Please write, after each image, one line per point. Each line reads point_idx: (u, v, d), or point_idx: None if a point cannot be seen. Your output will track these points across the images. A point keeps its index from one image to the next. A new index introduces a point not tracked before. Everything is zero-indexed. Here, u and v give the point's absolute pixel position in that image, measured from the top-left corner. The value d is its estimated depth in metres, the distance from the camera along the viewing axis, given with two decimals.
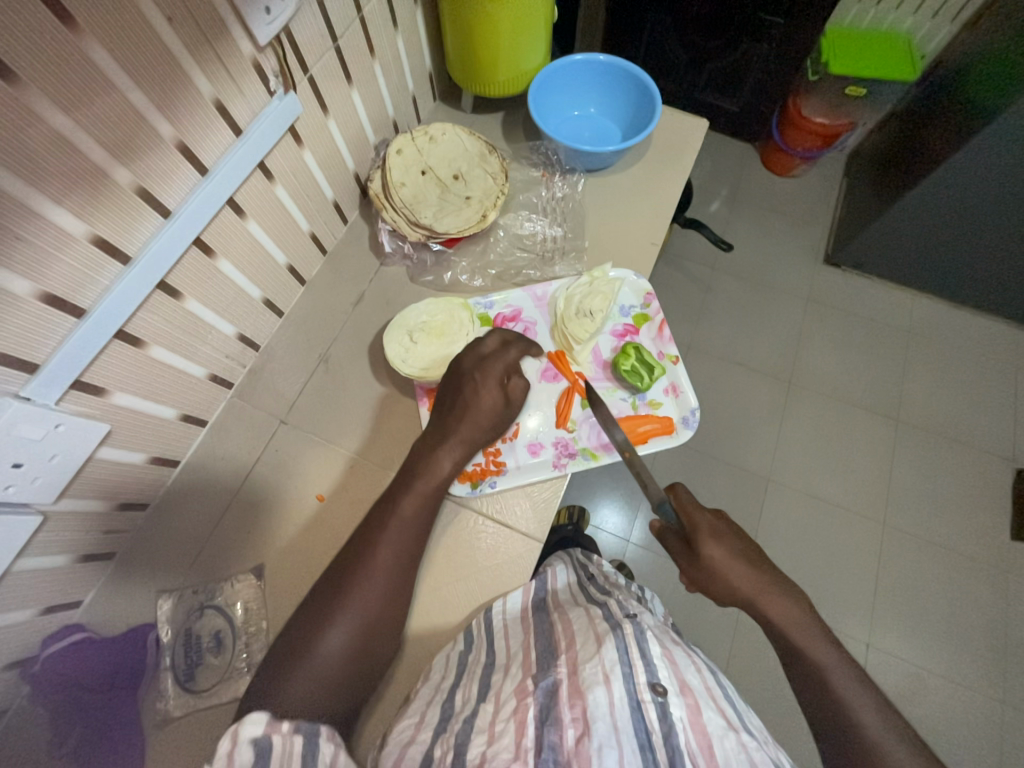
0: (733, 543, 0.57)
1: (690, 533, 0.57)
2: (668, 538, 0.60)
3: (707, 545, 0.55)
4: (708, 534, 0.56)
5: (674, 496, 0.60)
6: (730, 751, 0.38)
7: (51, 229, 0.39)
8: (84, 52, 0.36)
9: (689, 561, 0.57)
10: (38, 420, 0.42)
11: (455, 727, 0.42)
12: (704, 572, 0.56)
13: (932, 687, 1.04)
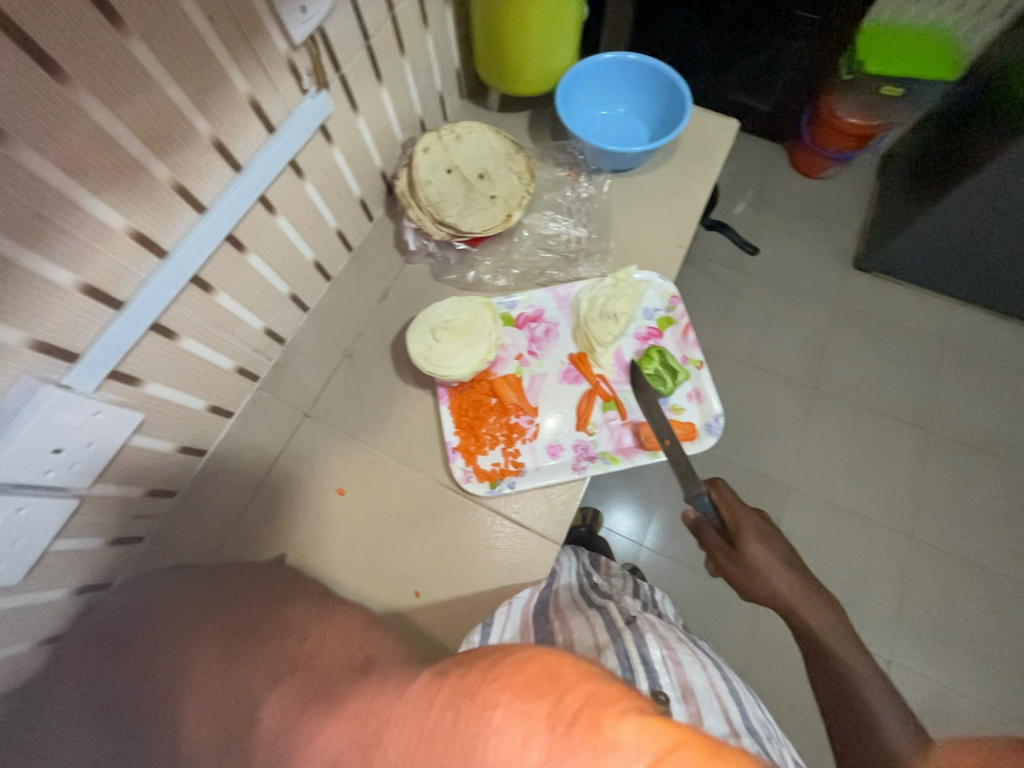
0: (780, 547, 0.57)
1: (734, 531, 0.57)
2: (706, 532, 0.60)
3: (753, 544, 0.56)
4: (755, 534, 0.57)
5: (715, 491, 0.60)
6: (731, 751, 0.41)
7: (94, 223, 0.40)
8: (128, 50, 0.37)
9: (731, 558, 0.57)
10: (78, 407, 0.44)
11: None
12: (745, 570, 0.56)
13: (956, 707, 1.01)
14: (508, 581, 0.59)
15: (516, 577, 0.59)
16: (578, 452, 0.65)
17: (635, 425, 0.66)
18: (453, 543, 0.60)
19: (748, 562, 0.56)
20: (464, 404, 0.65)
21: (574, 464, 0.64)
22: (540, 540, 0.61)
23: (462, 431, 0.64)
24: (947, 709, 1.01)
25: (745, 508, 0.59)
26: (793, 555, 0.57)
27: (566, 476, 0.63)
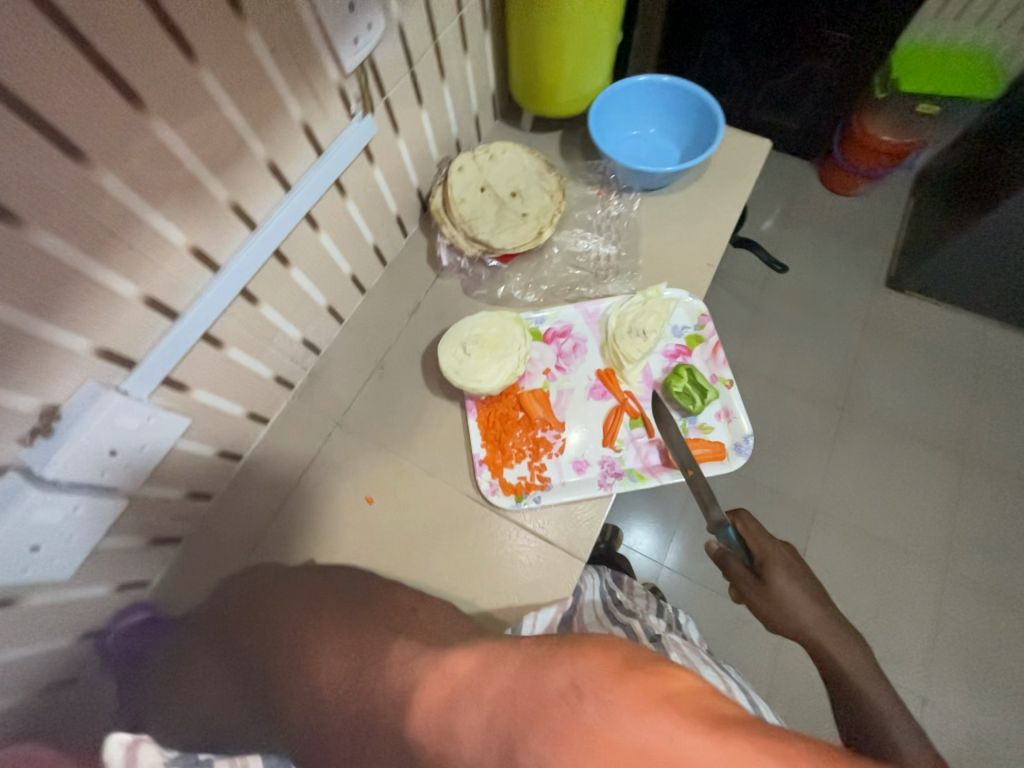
0: (807, 584, 0.56)
1: (761, 563, 0.57)
2: (730, 563, 0.60)
3: (779, 577, 0.55)
4: (782, 567, 0.57)
5: (740, 523, 0.60)
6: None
7: (158, 239, 0.43)
8: (198, 81, 0.40)
9: (756, 589, 0.57)
10: (134, 411, 0.46)
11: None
12: (771, 601, 0.55)
13: (997, 753, 0.95)
14: (533, 597, 0.59)
15: (540, 593, 0.59)
16: (604, 469, 0.65)
17: (663, 443, 0.65)
18: (478, 556, 0.61)
19: (774, 594, 0.55)
20: (491, 417, 0.66)
21: (601, 481, 0.64)
22: (565, 556, 0.60)
23: (489, 444, 0.64)
24: (987, 753, 0.95)
25: (772, 541, 0.59)
26: (821, 595, 0.56)
27: (593, 492, 0.63)
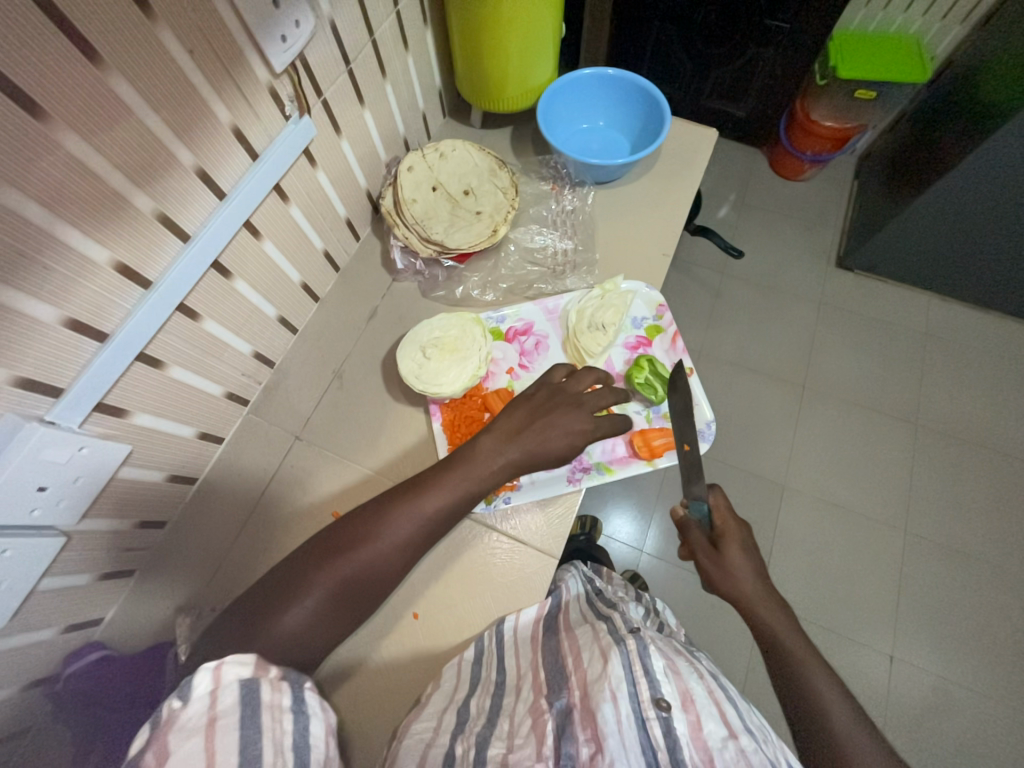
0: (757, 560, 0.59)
1: (723, 537, 0.59)
2: (690, 530, 0.61)
3: (734, 549, 0.58)
4: (738, 541, 0.59)
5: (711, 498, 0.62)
6: (728, 761, 0.38)
7: (76, 257, 0.40)
8: (108, 85, 0.37)
9: (709, 557, 0.59)
10: (62, 443, 0.43)
11: (474, 728, 0.45)
12: (721, 570, 0.57)
13: (960, 702, 1.01)
14: (508, 597, 0.58)
15: (515, 593, 0.58)
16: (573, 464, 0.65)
17: (629, 435, 0.66)
18: (450, 561, 0.60)
19: (725, 564, 0.58)
20: (456, 421, 0.65)
21: (570, 477, 0.64)
22: (538, 554, 0.60)
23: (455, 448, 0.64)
24: (950, 702, 1.01)
25: (736, 520, 0.61)
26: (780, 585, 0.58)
27: (562, 489, 0.63)
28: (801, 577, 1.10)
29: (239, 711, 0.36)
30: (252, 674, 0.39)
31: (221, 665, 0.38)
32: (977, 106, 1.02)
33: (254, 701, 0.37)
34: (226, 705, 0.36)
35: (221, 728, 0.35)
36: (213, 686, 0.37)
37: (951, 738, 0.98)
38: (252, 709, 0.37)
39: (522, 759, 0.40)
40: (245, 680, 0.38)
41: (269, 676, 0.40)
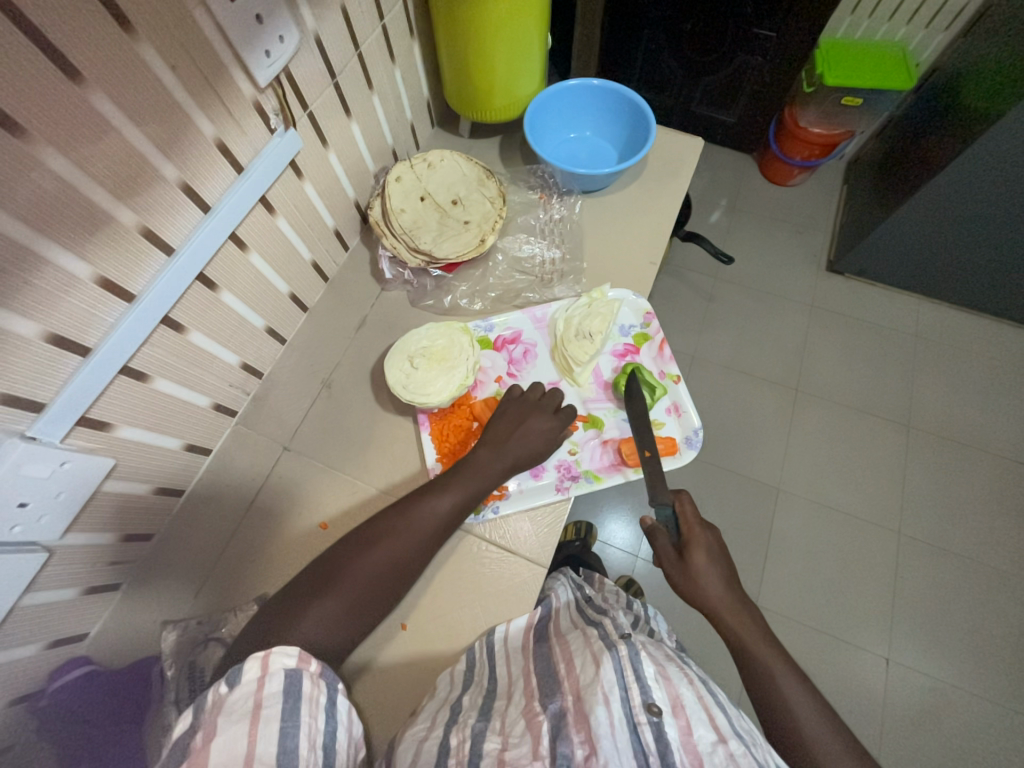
0: (725, 568, 0.59)
1: (688, 544, 0.59)
2: (658, 539, 0.61)
3: (698, 555, 0.58)
4: (703, 546, 0.59)
5: (678, 503, 0.62)
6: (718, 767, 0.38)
7: (58, 273, 0.40)
8: (89, 102, 0.38)
9: (675, 564, 0.59)
10: (43, 458, 0.43)
11: (468, 721, 0.45)
12: (686, 577, 0.58)
13: (956, 704, 1.00)
14: (497, 607, 0.58)
15: (504, 602, 0.58)
16: (561, 473, 0.65)
17: (617, 443, 0.67)
18: (439, 571, 0.60)
19: (691, 571, 0.58)
20: (445, 430, 0.65)
21: (558, 486, 0.64)
22: (527, 563, 0.60)
23: (443, 458, 0.64)
24: (947, 706, 1.00)
25: (703, 526, 0.61)
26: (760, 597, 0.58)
27: (551, 498, 0.63)
28: (796, 580, 1.10)
29: (279, 703, 0.38)
30: (299, 665, 0.40)
31: (270, 653, 0.40)
32: (962, 112, 1.03)
33: (294, 693, 0.39)
34: (271, 692, 0.38)
35: (263, 718, 0.36)
36: (260, 674, 0.38)
37: (949, 741, 0.98)
38: (292, 703, 0.38)
39: (519, 757, 0.40)
40: (290, 670, 0.40)
41: (310, 669, 0.41)
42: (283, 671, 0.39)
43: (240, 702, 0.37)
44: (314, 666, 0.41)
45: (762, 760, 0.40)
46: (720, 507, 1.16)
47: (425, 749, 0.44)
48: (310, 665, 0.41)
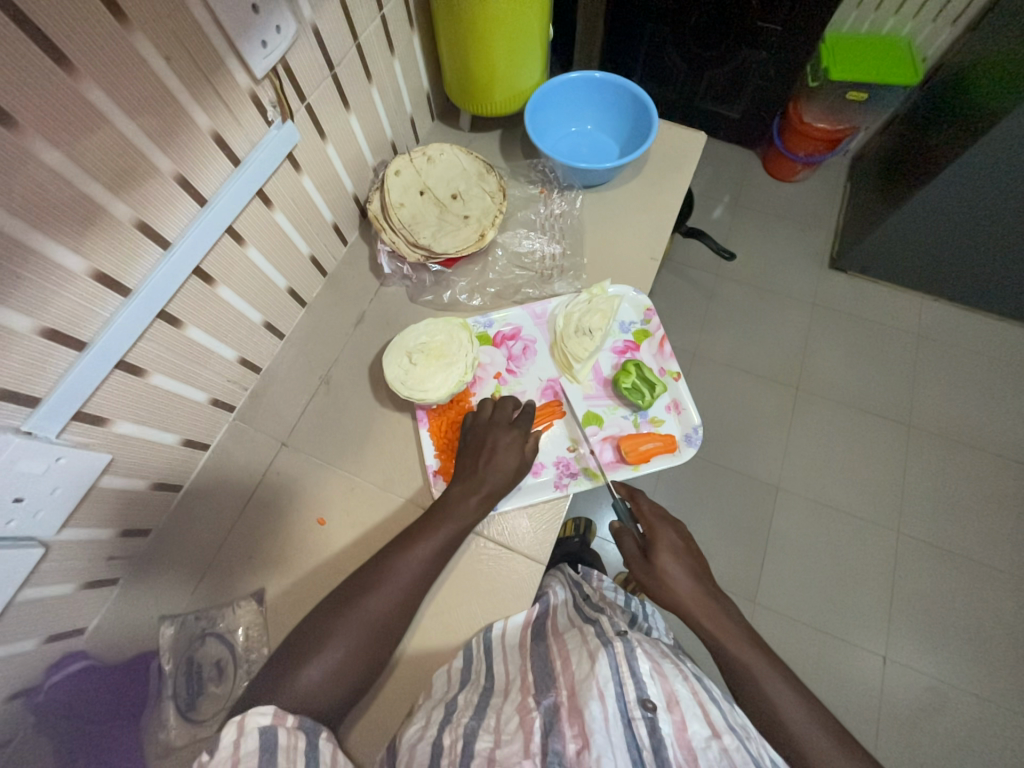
0: (691, 563, 0.59)
1: (649, 543, 0.59)
2: (625, 540, 0.62)
3: (665, 557, 0.58)
4: (668, 548, 0.59)
5: (634, 502, 0.63)
6: (712, 762, 0.38)
7: (52, 267, 0.40)
8: (81, 93, 0.37)
9: (643, 567, 0.59)
10: (40, 453, 0.43)
11: (461, 719, 0.45)
12: (656, 581, 0.57)
13: (953, 701, 1.01)
14: (494, 603, 0.58)
15: (502, 599, 0.58)
16: (560, 470, 0.65)
17: (616, 440, 0.66)
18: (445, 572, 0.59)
19: (659, 574, 0.57)
20: (443, 427, 0.65)
21: (557, 483, 0.64)
22: (525, 560, 0.60)
23: (442, 454, 0.64)
24: (944, 703, 1.01)
25: (664, 522, 0.61)
26: None
27: (550, 494, 0.63)
28: (794, 578, 1.10)
29: (256, 759, 0.38)
30: (273, 722, 0.41)
31: (245, 714, 0.40)
32: (970, 107, 1.02)
33: (270, 748, 0.39)
34: (248, 751, 0.38)
35: None
36: (236, 735, 0.39)
37: (945, 737, 0.98)
38: (270, 756, 0.38)
39: (509, 755, 0.39)
40: (265, 727, 0.40)
41: (287, 724, 0.42)
42: (258, 729, 0.40)
43: (218, 763, 0.37)
44: (290, 721, 0.42)
45: (756, 754, 0.40)
46: (720, 505, 1.16)
47: (417, 751, 0.44)
48: (286, 720, 0.42)
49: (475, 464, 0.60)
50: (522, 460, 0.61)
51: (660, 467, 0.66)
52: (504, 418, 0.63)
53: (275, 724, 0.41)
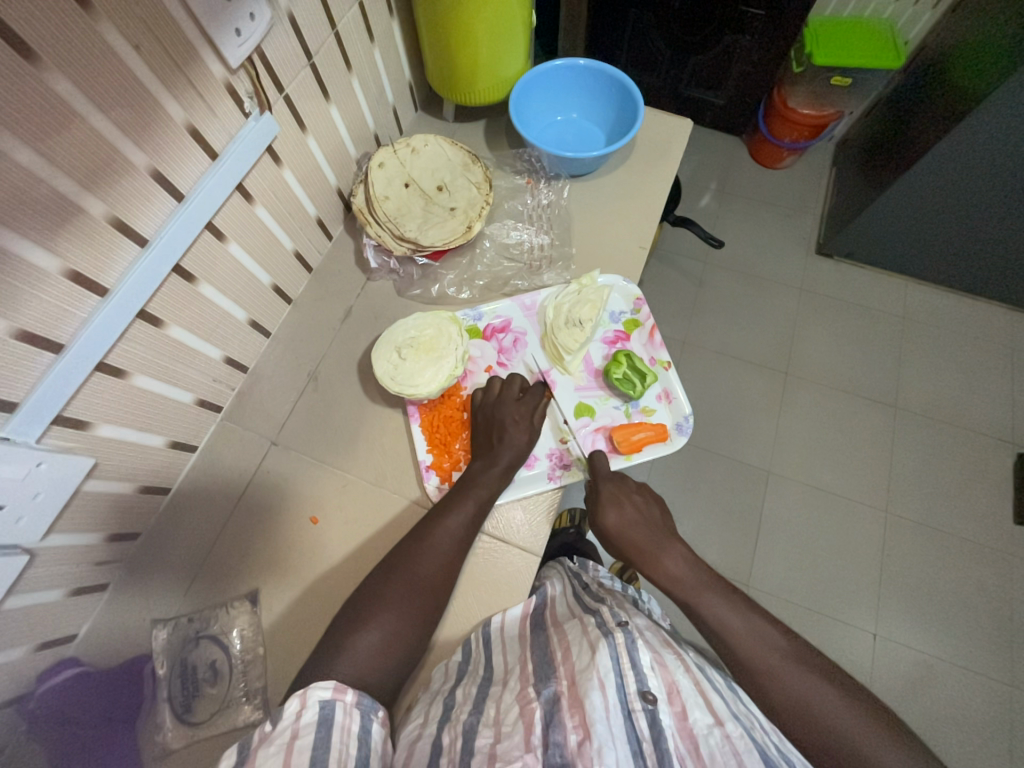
0: (637, 514, 0.62)
1: (595, 499, 0.62)
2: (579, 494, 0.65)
3: (607, 512, 0.61)
4: (610, 502, 0.61)
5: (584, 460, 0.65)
6: (714, 748, 0.39)
7: (25, 268, 0.38)
8: (48, 85, 0.36)
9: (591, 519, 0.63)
10: (19, 458, 0.42)
11: (460, 717, 0.44)
12: (600, 529, 0.62)
13: (941, 676, 1.03)
14: (489, 596, 0.58)
15: (497, 592, 0.58)
16: (553, 462, 0.65)
17: (608, 430, 0.67)
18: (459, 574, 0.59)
19: (603, 526, 0.61)
20: (435, 422, 0.65)
21: (551, 474, 0.64)
22: (520, 553, 0.60)
23: (435, 449, 0.64)
24: (932, 677, 1.03)
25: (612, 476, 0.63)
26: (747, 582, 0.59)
27: (544, 486, 0.63)
28: (787, 561, 1.12)
29: (314, 733, 0.38)
30: (334, 696, 0.41)
31: (308, 687, 0.40)
32: (952, 90, 1.03)
33: (329, 724, 0.39)
34: (308, 723, 0.38)
35: (296, 750, 0.36)
36: (298, 708, 0.39)
37: (934, 711, 1.01)
38: (326, 733, 0.38)
39: (510, 749, 0.39)
40: (326, 701, 0.40)
41: (346, 700, 0.41)
42: (319, 703, 0.40)
43: (279, 734, 0.37)
44: (348, 697, 0.41)
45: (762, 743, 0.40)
46: (712, 491, 1.17)
47: (415, 752, 0.43)
48: (345, 695, 0.41)
49: (485, 448, 0.61)
50: (532, 432, 0.62)
51: (652, 456, 0.66)
52: (510, 395, 0.65)
53: (335, 699, 0.41)
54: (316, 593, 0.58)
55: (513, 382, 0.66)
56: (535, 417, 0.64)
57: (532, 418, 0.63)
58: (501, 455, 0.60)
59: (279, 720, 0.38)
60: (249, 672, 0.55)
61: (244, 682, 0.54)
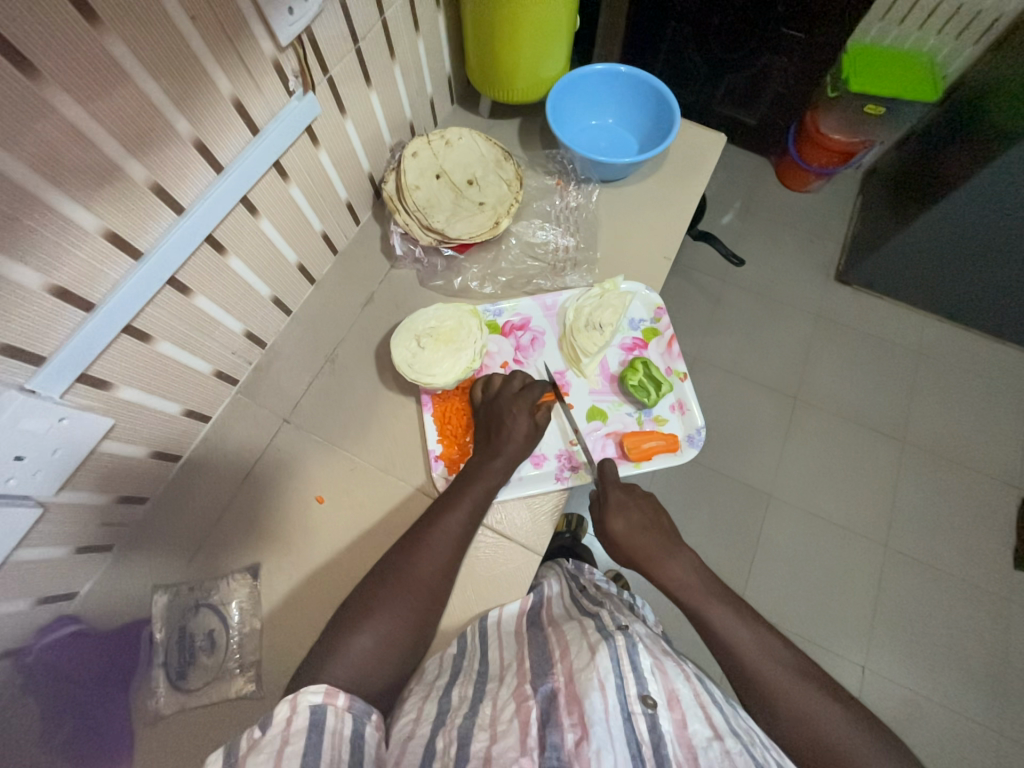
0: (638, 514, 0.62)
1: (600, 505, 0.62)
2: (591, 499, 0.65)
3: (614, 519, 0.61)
4: (615, 506, 0.61)
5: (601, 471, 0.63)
6: (713, 760, 0.38)
7: (65, 224, 0.39)
8: (104, 47, 0.36)
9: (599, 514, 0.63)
10: (43, 413, 0.42)
11: (455, 721, 0.42)
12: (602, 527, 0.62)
13: (928, 714, 1.03)
14: (489, 591, 0.58)
15: (498, 588, 0.59)
16: (562, 462, 0.65)
17: (619, 436, 0.67)
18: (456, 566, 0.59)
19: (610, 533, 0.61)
20: (447, 413, 0.65)
21: (558, 475, 0.64)
22: (523, 550, 0.60)
23: (445, 440, 0.64)
24: (919, 714, 1.02)
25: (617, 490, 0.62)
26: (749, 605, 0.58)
27: (550, 486, 0.63)
28: (781, 584, 1.11)
29: (306, 738, 0.38)
30: (325, 700, 0.42)
31: (299, 692, 0.41)
32: (986, 126, 1.02)
33: (320, 727, 0.39)
34: (298, 728, 0.39)
35: (287, 756, 0.36)
36: (289, 713, 0.39)
37: (918, 747, 1.00)
38: (317, 737, 0.39)
39: (505, 751, 0.38)
40: (316, 707, 0.41)
41: (337, 704, 0.42)
42: (310, 707, 0.40)
43: (270, 738, 0.37)
44: (340, 702, 0.42)
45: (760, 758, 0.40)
46: (712, 509, 1.17)
47: (409, 749, 0.41)
48: (335, 699, 0.42)
49: (487, 443, 0.62)
50: (533, 426, 0.62)
51: (661, 466, 0.66)
52: (510, 391, 0.64)
53: (327, 703, 0.41)
54: (316, 572, 0.58)
55: (516, 378, 0.66)
56: (536, 408, 0.64)
57: (533, 409, 0.63)
58: (509, 446, 0.60)
59: (269, 724, 0.38)
60: (244, 644, 0.55)
61: (239, 654, 0.54)
